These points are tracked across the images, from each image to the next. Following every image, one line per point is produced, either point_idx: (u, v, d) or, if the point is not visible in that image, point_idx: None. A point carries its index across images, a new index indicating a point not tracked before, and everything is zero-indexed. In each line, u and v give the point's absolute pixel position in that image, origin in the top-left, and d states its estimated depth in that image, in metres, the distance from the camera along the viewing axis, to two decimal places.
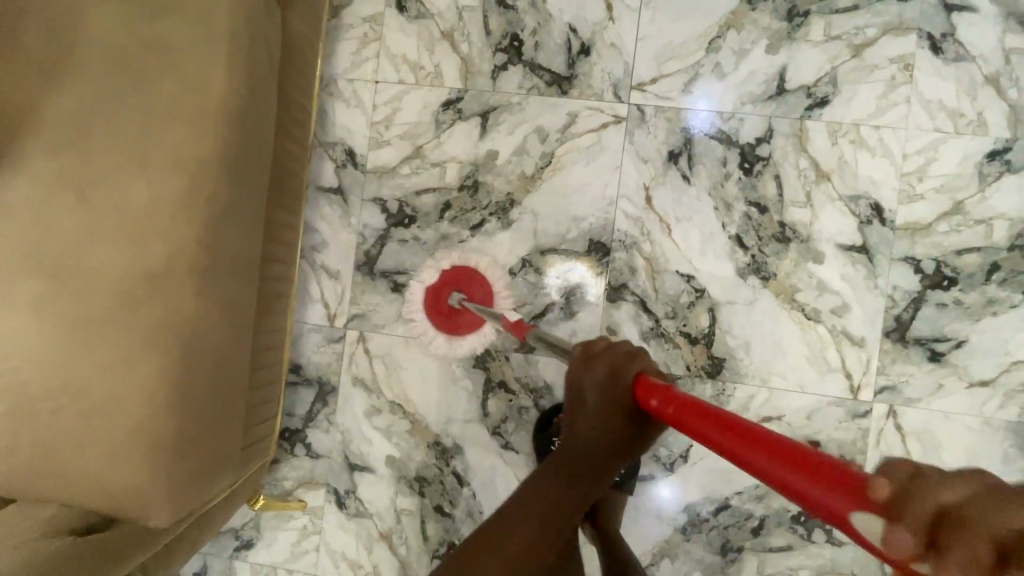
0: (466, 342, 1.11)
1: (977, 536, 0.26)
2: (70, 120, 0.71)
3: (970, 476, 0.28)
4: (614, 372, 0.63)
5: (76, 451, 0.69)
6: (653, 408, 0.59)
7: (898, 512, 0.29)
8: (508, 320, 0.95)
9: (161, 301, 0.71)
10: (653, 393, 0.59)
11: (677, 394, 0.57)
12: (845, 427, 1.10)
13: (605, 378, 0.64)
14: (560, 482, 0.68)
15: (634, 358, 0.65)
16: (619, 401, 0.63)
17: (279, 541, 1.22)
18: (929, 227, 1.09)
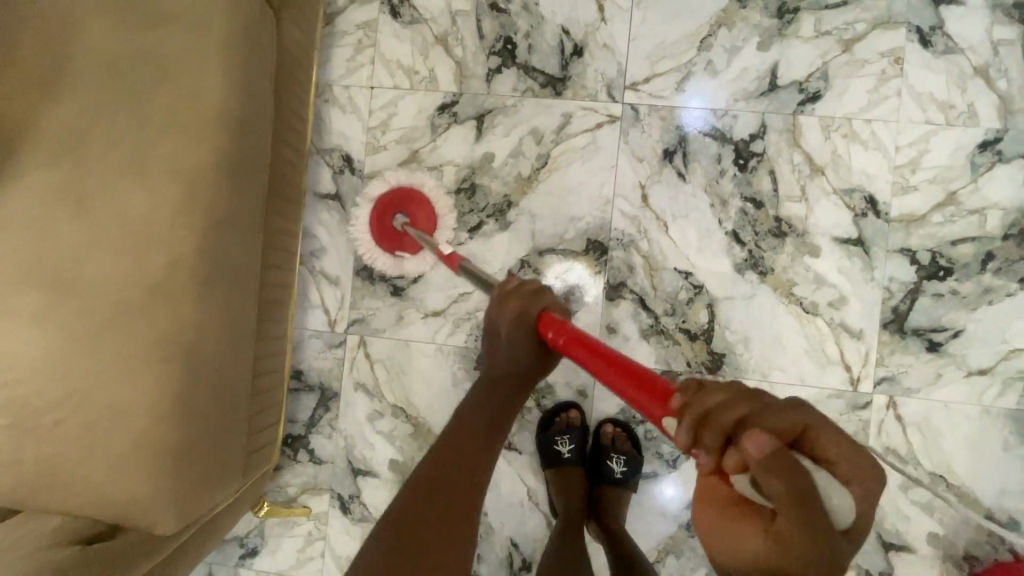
0: (410, 262, 1.13)
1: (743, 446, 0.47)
2: (68, 131, 0.71)
3: (730, 389, 0.53)
4: (524, 307, 0.84)
5: (78, 461, 0.69)
6: (550, 337, 0.81)
7: (694, 417, 0.52)
8: (440, 252, 1.00)
9: (162, 308, 0.71)
10: (551, 322, 0.81)
11: (568, 328, 0.79)
12: (846, 419, 1.10)
13: (518, 314, 0.85)
14: (493, 400, 0.92)
15: (539, 295, 0.86)
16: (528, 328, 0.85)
17: (284, 548, 1.22)
18: (923, 219, 1.10)
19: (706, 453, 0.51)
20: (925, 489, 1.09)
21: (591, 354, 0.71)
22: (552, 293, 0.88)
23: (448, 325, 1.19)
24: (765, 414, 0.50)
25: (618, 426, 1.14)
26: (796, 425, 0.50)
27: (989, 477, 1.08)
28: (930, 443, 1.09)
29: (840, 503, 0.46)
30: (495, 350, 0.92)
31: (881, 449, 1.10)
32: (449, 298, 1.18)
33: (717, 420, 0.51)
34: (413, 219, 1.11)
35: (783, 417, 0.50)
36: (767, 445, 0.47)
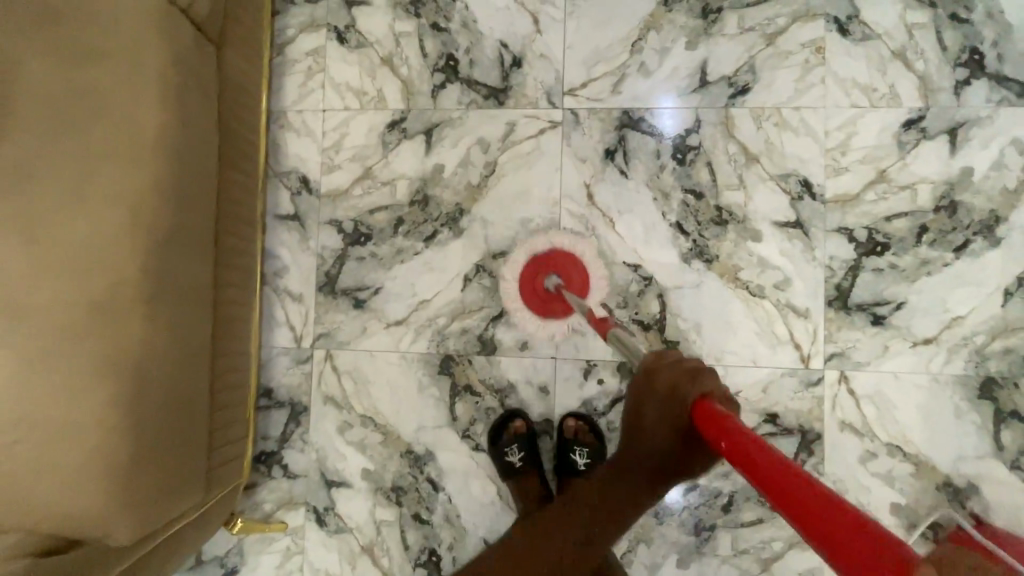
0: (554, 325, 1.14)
1: None
2: (13, 165, 0.75)
3: None
4: (676, 380, 0.69)
5: (33, 479, 0.71)
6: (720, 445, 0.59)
7: None
8: (592, 317, 0.97)
9: (108, 327, 0.74)
10: (710, 415, 0.64)
11: (744, 432, 0.57)
12: (800, 396, 1.13)
13: (666, 388, 0.70)
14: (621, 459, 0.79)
15: (697, 376, 0.69)
16: (683, 412, 0.69)
17: (263, 564, 1.23)
18: (857, 198, 1.14)
19: None
20: (883, 460, 1.11)
21: (796, 499, 0.45)
22: (716, 377, 0.70)
23: (410, 333, 1.22)
24: None
25: (580, 419, 1.16)
26: None
27: (945, 444, 1.10)
28: (884, 415, 1.12)
29: None
30: (642, 421, 0.74)
31: (837, 423, 1.12)
32: (409, 307, 1.22)
33: None
34: (567, 281, 1.15)
35: None
36: None
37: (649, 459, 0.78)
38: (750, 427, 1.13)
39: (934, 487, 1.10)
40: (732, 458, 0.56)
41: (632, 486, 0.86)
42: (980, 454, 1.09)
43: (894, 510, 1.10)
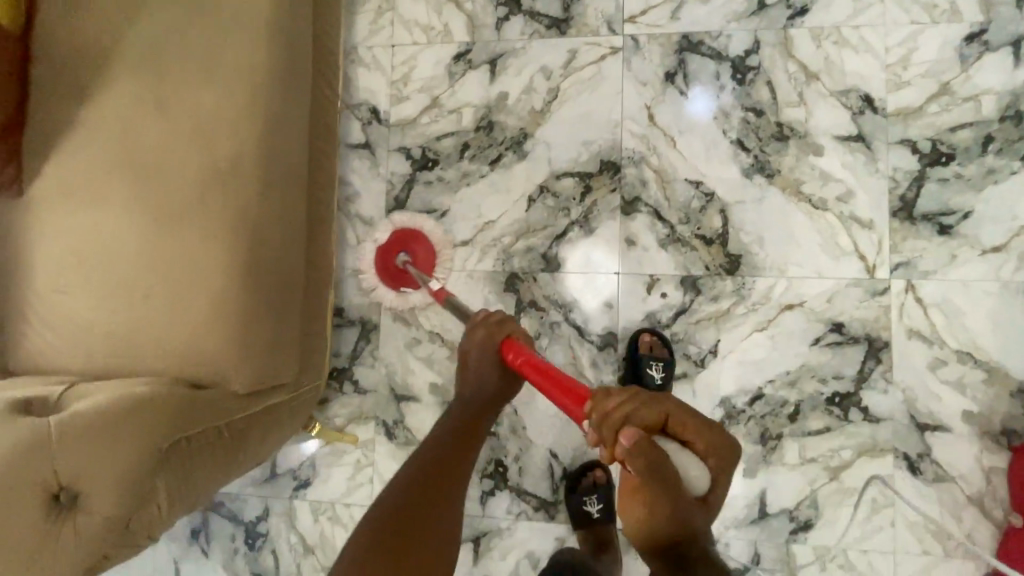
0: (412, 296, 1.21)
1: (606, 426, 0.70)
2: (146, 49, 0.84)
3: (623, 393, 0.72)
4: (489, 335, 0.93)
5: (164, 326, 0.79)
6: (511, 360, 0.90)
7: (597, 418, 0.71)
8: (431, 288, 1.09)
9: (227, 194, 0.81)
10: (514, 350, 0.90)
11: (526, 352, 0.89)
12: (866, 306, 1.14)
13: (483, 342, 0.94)
14: (463, 419, 0.96)
15: (504, 324, 0.95)
16: (495, 359, 0.94)
17: (335, 476, 1.28)
18: (919, 110, 1.16)
19: (604, 444, 0.70)
20: (953, 368, 1.11)
21: (545, 378, 0.81)
22: (515, 322, 0.97)
23: (476, 253, 1.27)
24: (635, 407, 0.71)
25: (656, 334, 1.18)
26: (659, 415, 0.72)
27: (1017, 351, 1.10)
28: (953, 322, 1.12)
29: (685, 465, 0.70)
30: (466, 379, 0.97)
31: (905, 331, 1.13)
32: (475, 228, 1.27)
33: (606, 416, 0.70)
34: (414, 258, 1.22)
35: (648, 411, 0.72)
36: (635, 438, 0.67)
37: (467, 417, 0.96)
38: (815, 336, 1.14)
39: (1006, 395, 1.09)
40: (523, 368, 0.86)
41: (469, 428, 0.95)
42: None
43: (965, 418, 1.10)
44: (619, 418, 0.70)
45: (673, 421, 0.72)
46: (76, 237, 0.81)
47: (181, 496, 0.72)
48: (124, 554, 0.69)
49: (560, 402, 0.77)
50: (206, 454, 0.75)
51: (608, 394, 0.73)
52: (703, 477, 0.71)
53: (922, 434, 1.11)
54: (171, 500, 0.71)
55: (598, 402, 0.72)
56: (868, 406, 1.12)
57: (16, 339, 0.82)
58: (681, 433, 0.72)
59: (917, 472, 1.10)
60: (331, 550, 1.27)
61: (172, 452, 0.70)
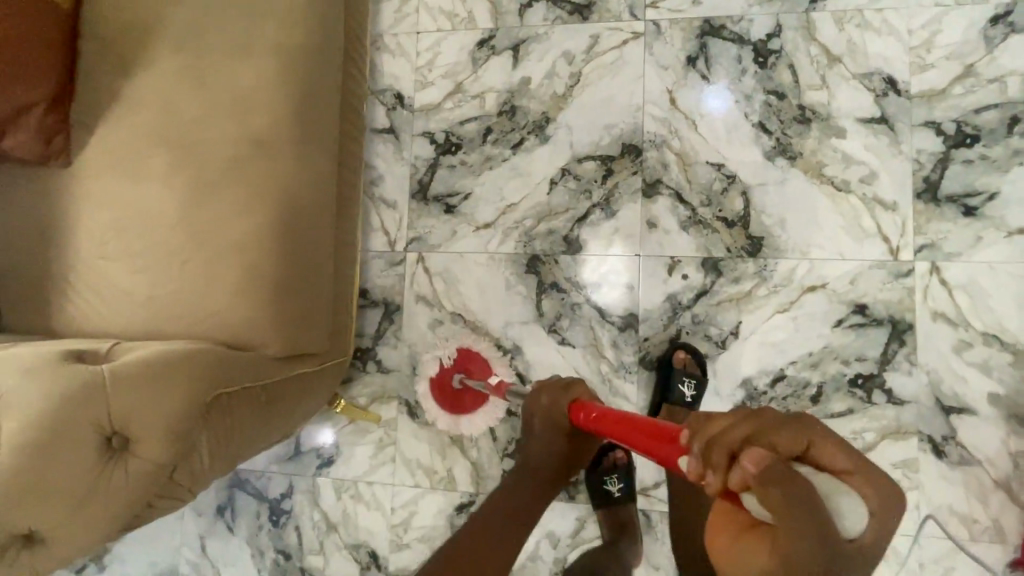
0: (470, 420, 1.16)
1: (718, 452, 0.49)
2: (187, 25, 0.87)
3: (735, 412, 0.51)
4: (555, 400, 0.93)
5: (203, 290, 0.82)
6: (583, 419, 0.87)
7: (701, 442, 0.51)
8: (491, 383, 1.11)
9: (265, 163, 0.84)
10: (584, 411, 0.87)
11: (598, 408, 0.84)
12: (889, 287, 1.14)
13: (546, 408, 0.93)
14: (524, 488, 0.93)
15: (569, 387, 0.95)
16: (562, 422, 0.92)
17: (358, 455, 1.30)
18: (943, 92, 1.15)
19: (714, 473, 0.49)
20: (978, 350, 1.10)
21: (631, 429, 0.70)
22: (581, 385, 0.96)
23: (498, 235, 1.28)
24: (761, 426, 0.49)
25: (690, 351, 1.17)
26: (800, 442, 0.48)
27: None
28: (978, 304, 1.11)
29: (841, 507, 0.45)
30: (530, 444, 0.95)
31: (929, 313, 1.12)
32: (497, 211, 1.29)
33: (715, 439, 0.50)
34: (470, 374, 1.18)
35: (784, 436, 0.48)
36: (763, 459, 0.46)
37: (528, 477, 0.93)
38: (838, 318, 1.14)
39: None
40: (599, 423, 0.80)
41: (529, 500, 0.92)
42: None
43: (991, 400, 1.09)
44: (732, 442, 0.49)
45: (815, 451, 0.48)
46: (120, 205, 0.84)
47: (221, 450, 0.75)
48: (169, 504, 0.73)
49: (649, 448, 0.65)
50: (244, 412, 0.78)
51: (725, 417, 0.51)
52: (866, 521, 0.45)
53: (946, 416, 1.10)
54: (212, 454, 0.74)
55: (709, 429, 0.51)
56: (891, 388, 1.12)
57: (61, 302, 0.85)
58: (830, 461, 0.47)
59: (942, 455, 1.10)
60: (353, 527, 1.29)
61: (214, 407, 0.73)
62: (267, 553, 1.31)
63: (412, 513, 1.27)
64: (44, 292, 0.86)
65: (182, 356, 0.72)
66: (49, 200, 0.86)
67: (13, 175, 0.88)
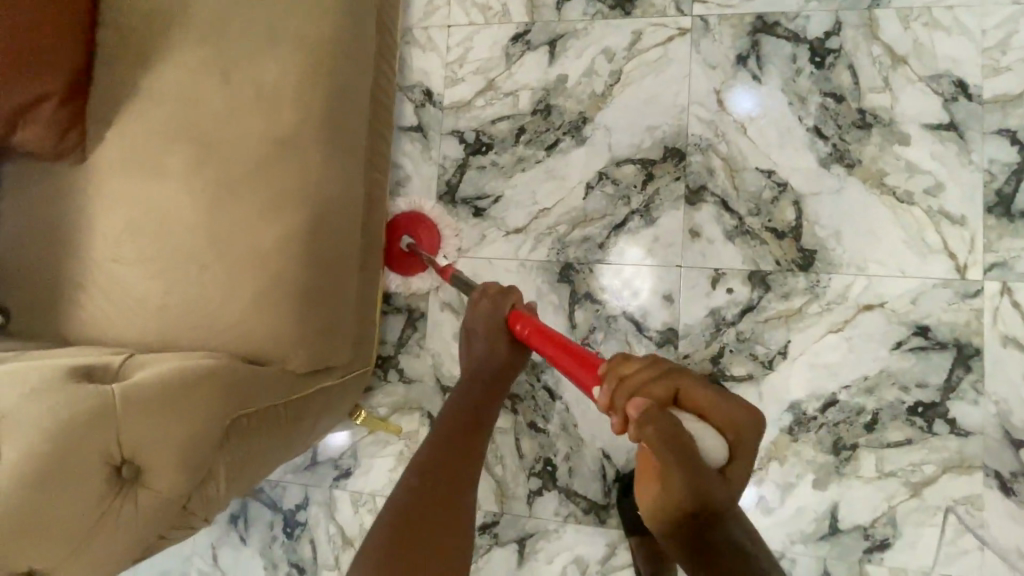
0: (416, 279, 1.25)
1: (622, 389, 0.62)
2: (212, 12, 0.81)
3: (643, 362, 0.64)
4: (493, 306, 0.94)
5: (222, 298, 0.76)
6: (519, 330, 0.89)
7: (613, 383, 0.64)
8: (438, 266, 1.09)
9: (292, 164, 0.78)
10: (520, 322, 0.89)
11: (533, 321, 0.87)
12: (955, 309, 1.05)
13: (486, 312, 0.95)
14: (475, 389, 0.95)
15: (509, 294, 0.95)
16: (500, 327, 0.95)
17: (377, 467, 1.24)
18: (1020, 98, 1.06)
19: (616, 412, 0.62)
20: None
21: (550, 343, 0.78)
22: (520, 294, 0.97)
23: (530, 241, 1.22)
24: (637, 376, 0.63)
25: None
26: (670, 388, 0.62)
27: None
28: None
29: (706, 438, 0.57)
30: (473, 348, 0.98)
31: (999, 338, 1.03)
32: (529, 215, 1.22)
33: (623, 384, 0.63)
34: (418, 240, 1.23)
35: (658, 385, 0.62)
36: (642, 405, 0.57)
37: (480, 379, 0.96)
38: (897, 339, 1.06)
39: None
40: (529, 338, 0.85)
41: (478, 402, 0.94)
42: None
43: None
44: (634, 383, 0.62)
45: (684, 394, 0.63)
46: (138, 206, 0.79)
47: (238, 477, 0.70)
48: (181, 534, 0.68)
49: (571, 370, 0.72)
50: (263, 435, 0.72)
51: (622, 363, 0.65)
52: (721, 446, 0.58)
53: (1016, 450, 1.01)
54: (228, 482, 0.68)
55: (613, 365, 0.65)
56: (955, 419, 1.03)
57: (73, 310, 0.80)
58: (693, 399, 0.62)
59: (1010, 493, 1.01)
60: None
61: (231, 431, 0.68)
62: (280, 566, 1.26)
63: None
64: (57, 298, 0.81)
65: (201, 373, 0.67)
66: (64, 200, 0.81)
67: (26, 174, 0.83)
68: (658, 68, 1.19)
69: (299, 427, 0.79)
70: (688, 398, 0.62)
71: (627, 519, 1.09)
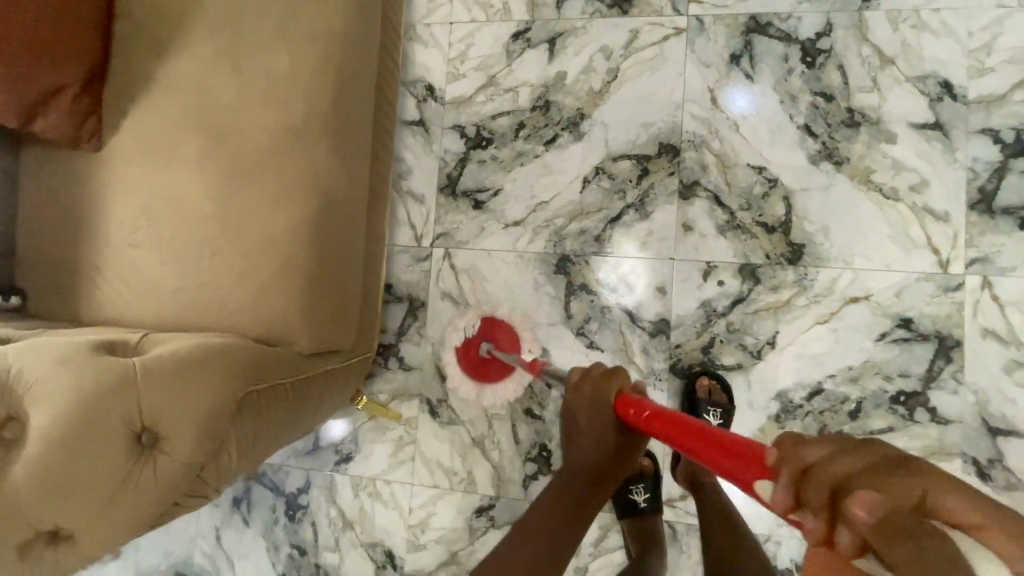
0: (498, 386, 1.17)
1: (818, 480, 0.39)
2: (225, 6, 0.84)
3: (834, 438, 0.41)
4: (597, 394, 0.76)
5: (233, 282, 0.79)
6: (631, 417, 0.71)
7: (792, 471, 0.41)
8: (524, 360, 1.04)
9: (301, 152, 0.81)
10: (629, 402, 0.72)
11: (649, 405, 0.70)
12: (937, 302, 1.09)
13: (588, 398, 0.77)
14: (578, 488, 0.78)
15: (614, 376, 0.78)
16: (607, 417, 0.76)
17: (377, 452, 1.28)
18: (1003, 98, 1.10)
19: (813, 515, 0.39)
20: None
21: (670, 426, 0.61)
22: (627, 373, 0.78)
23: (528, 234, 1.25)
24: (834, 457, 0.39)
25: (714, 377, 1.14)
26: (912, 492, 0.36)
27: None
28: None
29: None
30: (575, 446, 0.79)
31: (979, 330, 1.07)
32: (527, 208, 1.25)
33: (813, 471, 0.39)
34: (497, 344, 1.17)
35: (898, 478, 0.37)
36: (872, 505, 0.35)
37: (574, 482, 0.79)
38: (881, 331, 1.10)
39: None
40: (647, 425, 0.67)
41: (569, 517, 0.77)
42: None
43: None
44: (828, 477, 0.38)
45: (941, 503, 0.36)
46: (153, 191, 0.82)
47: (249, 450, 0.73)
48: (194, 503, 0.71)
49: (705, 459, 0.54)
50: (272, 411, 0.76)
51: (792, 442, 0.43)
52: None
53: (993, 438, 1.05)
54: (240, 454, 0.72)
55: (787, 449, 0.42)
56: (935, 407, 1.07)
57: (89, 292, 0.83)
58: (949, 509, 0.35)
59: (987, 479, 1.05)
60: (370, 525, 1.27)
61: (244, 405, 0.71)
62: (282, 547, 1.30)
63: (430, 514, 1.24)
64: (74, 280, 0.84)
65: (214, 350, 0.70)
66: (80, 185, 0.85)
67: (42, 161, 0.86)
68: (655, 65, 1.23)
69: (303, 407, 0.82)
70: (945, 513, 0.35)
71: (618, 504, 1.11)
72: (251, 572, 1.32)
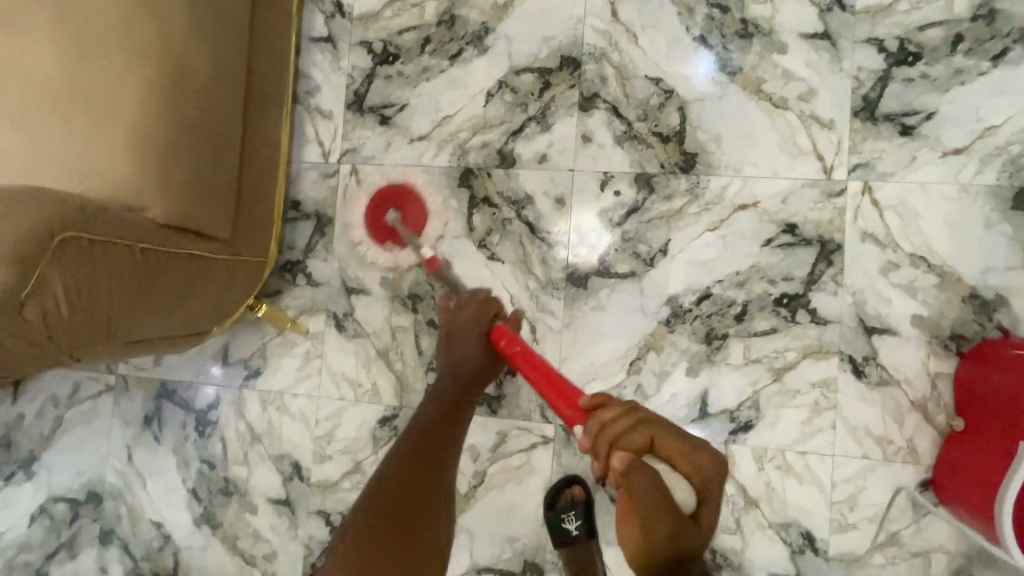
0: None
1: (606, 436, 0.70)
2: None
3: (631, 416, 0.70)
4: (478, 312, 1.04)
5: (82, 146, 0.79)
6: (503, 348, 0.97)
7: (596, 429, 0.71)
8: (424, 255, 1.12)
9: (152, 20, 0.81)
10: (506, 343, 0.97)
11: (518, 343, 0.95)
12: (820, 208, 1.11)
13: (469, 318, 1.05)
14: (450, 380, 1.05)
15: (490, 306, 1.05)
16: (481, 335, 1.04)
17: (285, 367, 1.29)
18: (890, 8, 1.12)
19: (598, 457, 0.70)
20: (905, 271, 1.09)
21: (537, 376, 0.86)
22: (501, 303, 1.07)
23: (433, 147, 1.26)
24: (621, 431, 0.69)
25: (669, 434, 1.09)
26: (645, 439, 0.67)
27: (971, 256, 1.07)
28: (909, 225, 1.09)
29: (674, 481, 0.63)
30: (454, 345, 1.06)
31: (858, 234, 1.10)
32: (433, 123, 1.26)
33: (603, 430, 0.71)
34: (404, 216, 1.19)
35: (635, 430, 0.68)
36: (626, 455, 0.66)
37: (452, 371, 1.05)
38: (767, 237, 1.12)
39: (958, 300, 1.07)
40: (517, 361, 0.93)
41: (449, 398, 1.02)
42: (1010, 266, 1.06)
43: (913, 322, 1.08)
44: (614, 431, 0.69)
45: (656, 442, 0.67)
46: (2, 64, 0.81)
47: (79, 301, 0.75)
48: (21, 346, 0.74)
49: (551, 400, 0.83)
50: (111, 269, 0.77)
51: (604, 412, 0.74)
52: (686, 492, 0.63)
53: (868, 336, 1.09)
54: (67, 302, 0.74)
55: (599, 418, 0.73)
56: (815, 308, 1.11)
57: None
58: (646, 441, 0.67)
59: (861, 376, 1.09)
60: (277, 439, 1.28)
61: (67, 251, 0.72)
62: (192, 462, 1.31)
63: (336, 426, 1.26)
64: None
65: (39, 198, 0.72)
66: None
67: None
68: None
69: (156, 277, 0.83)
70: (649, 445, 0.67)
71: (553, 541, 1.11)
72: (162, 487, 1.33)
